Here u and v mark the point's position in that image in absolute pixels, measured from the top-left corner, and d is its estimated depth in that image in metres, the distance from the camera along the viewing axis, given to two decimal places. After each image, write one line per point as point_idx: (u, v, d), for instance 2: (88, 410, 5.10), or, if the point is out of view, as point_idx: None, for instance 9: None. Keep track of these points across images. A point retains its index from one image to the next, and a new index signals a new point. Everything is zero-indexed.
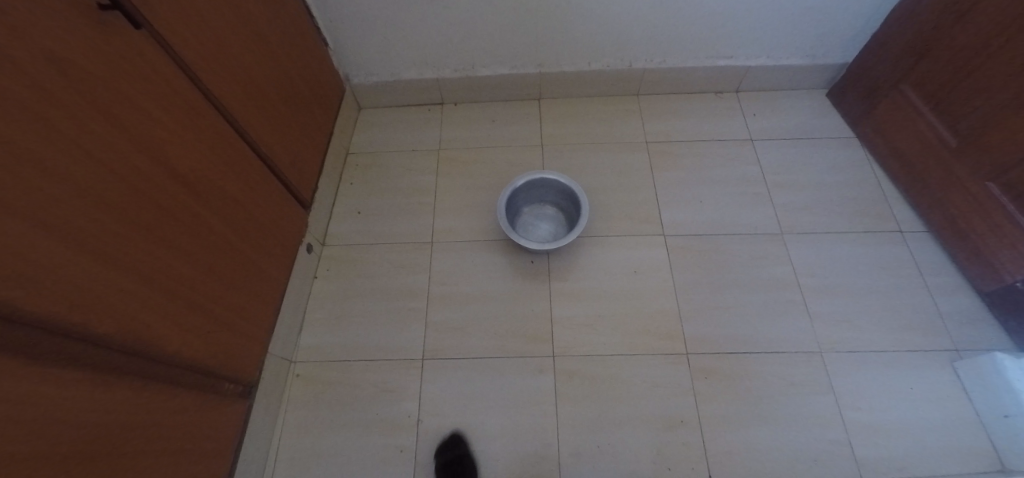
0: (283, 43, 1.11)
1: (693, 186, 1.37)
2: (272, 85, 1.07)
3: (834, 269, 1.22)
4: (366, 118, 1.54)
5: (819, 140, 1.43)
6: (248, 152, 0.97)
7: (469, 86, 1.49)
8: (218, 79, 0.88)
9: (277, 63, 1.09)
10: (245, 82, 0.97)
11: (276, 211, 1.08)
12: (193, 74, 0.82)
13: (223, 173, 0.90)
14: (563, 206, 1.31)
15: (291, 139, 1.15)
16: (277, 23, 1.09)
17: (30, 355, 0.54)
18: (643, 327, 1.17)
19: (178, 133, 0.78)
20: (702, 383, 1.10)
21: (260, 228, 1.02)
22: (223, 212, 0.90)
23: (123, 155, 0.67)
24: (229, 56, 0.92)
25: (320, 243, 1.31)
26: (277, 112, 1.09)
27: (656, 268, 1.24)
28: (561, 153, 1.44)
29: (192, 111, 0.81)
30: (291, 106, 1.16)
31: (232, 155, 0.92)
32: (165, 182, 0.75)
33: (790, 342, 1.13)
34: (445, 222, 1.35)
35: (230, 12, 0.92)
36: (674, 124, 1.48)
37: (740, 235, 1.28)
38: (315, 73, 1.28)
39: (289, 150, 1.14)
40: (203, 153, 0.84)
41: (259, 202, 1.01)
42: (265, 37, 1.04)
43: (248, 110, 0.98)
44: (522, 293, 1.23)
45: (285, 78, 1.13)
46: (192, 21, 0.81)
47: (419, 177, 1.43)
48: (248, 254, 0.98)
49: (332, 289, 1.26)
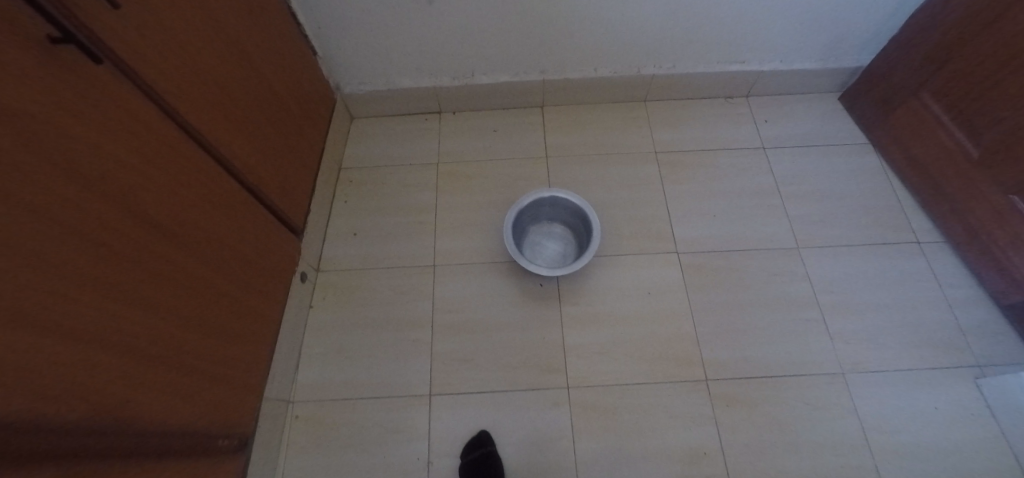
0: (267, 58, 1.01)
1: (705, 198, 1.32)
2: (257, 106, 0.97)
3: (853, 284, 1.18)
4: (358, 130, 1.45)
5: (832, 147, 1.38)
6: (232, 184, 0.88)
7: (467, 94, 1.41)
8: (196, 108, 0.79)
9: (261, 80, 0.99)
10: (226, 106, 0.87)
11: (266, 245, 0.99)
12: (167, 106, 0.72)
13: (206, 212, 0.81)
14: (572, 224, 1.24)
15: (280, 163, 1.06)
16: (259, 36, 0.98)
17: (15, 463, 0.46)
18: (659, 352, 1.11)
19: (151, 175, 0.69)
20: (723, 410, 1.05)
21: (250, 266, 0.93)
22: (209, 255, 0.81)
23: (89, 210, 0.58)
24: (207, 80, 0.82)
25: (314, 269, 1.23)
26: (263, 135, 1.00)
27: (671, 288, 1.19)
28: (566, 165, 1.37)
29: (167, 147, 0.72)
30: (278, 126, 1.06)
31: (215, 191, 0.83)
32: (140, 233, 0.67)
33: (812, 363, 1.09)
34: (446, 243, 1.27)
35: (206, 29, 0.81)
36: (683, 133, 1.42)
37: (756, 250, 1.23)
38: (303, 87, 1.17)
39: (277, 176, 1.05)
40: (182, 193, 0.75)
41: (247, 237, 0.92)
42: (247, 53, 0.94)
43: (231, 137, 0.89)
44: (532, 319, 1.16)
45: (270, 96, 1.03)
46: (161, 45, 0.71)
47: (417, 194, 1.34)
48: (238, 296, 0.90)
49: (330, 320, 1.18)
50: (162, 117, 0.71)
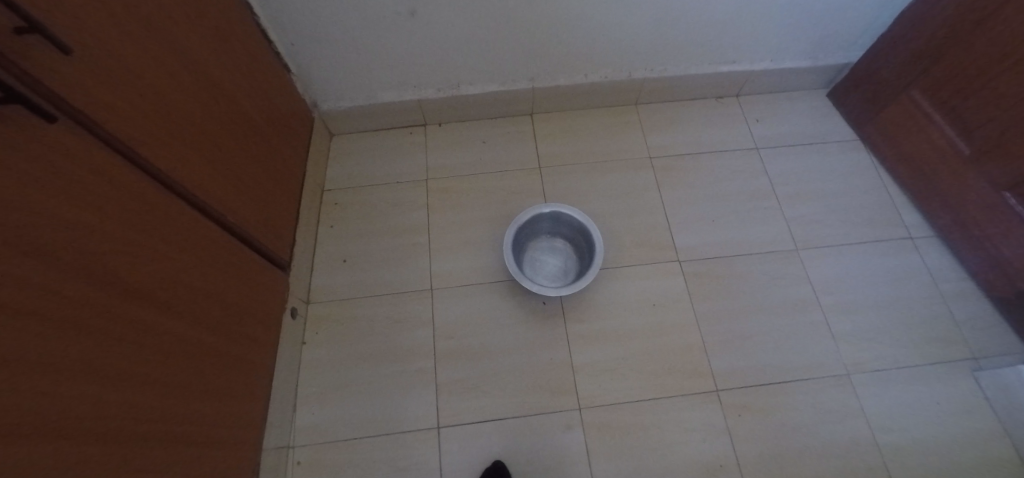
0: (240, 84, 0.93)
1: (702, 203, 1.30)
2: (234, 138, 0.90)
3: (852, 284, 1.19)
4: (340, 148, 1.37)
5: (823, 145, 1.39)
6: (214, 228, 0.81)
7: (454, 106, 1.34)
8: (171, 152, 0.71)
9: (237, 110, 0.91)
10: (202, 144, 0.79)
11: (253, 287, 0.92)
12: (138, 155, 0.65)
13: (189, 265, 0.74)
14: (573, 238, 1.21)
15: (262, 196, 0.98)
16: (230, 61, 0.90)
17: None
18: (669, 366, 1.10)
19: (126, 237, 0.62)
20: (736, 420, 1.04)
21: (239, 313, 0.87)
22: (195, 312, 0.74)
23: (58, 291, 0.51)
24: (180, 119, 0.74)
25: (304, 301, 1.16)
26: (244, 169, 0.92)
27: (675, 299, 1.17)
28: (561, 176, 1.33)
29: (140, 202, 0.65)
30: (259, 156, 0.98)
31: (197, 240, 0.76)
32: (120, 303, 0.60)
33: (818, 366, 1.09)
34: (442, 265, 1.22)
35: (174, 63, 0.73)
36: (676, 136, 1.40)
37: (757, 254, 1.23)
38: (280, 109, 1.09)
39: (261, 210, 0.97)
40: (161, 250, 0.68)
41: (234, 284, 0.85)
42: (219, 82, 0.86)
43: (211, 177, 0.81)
44: (538, 340, 1.13)
45: (248, 125, 0.95)
46: (126, 88, 0.63)
47: (407, 213, 1.28)
48: (229, 348, 0.83)
49: (325, 355, 1.12)
50: (132, 169, 0.64)
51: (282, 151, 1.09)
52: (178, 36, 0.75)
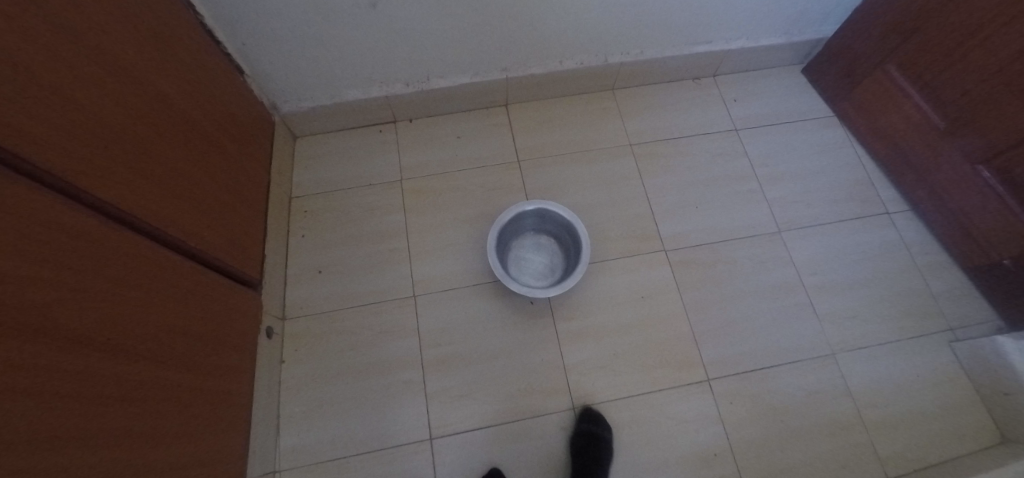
0: (188, 92, 0.84)
1: (685, 190, 1.28)
2: (189, 155, 0.82)
3: (833, 263, 1.21)
4: (305, 150, 1.29)
5: (800, 123, 1.38)
6: (174, 257, 0.75)
7: (424, 100, 1.28)
8: (117, 180, 0.64)
9: (189, 123, 0.83)
10: (151, 165, 0.72)
11: (223, 313, 0.86)
12: (79, 189, 0.58)
13: (148, 302, 0.67)
14: (558, 234, 1.18)
15: (225, 214, 0.92)
16: (175, 70, 0.81)
17: None
18: (660, 359, 1.09)
19: (75, 283, 0.55)
20: (728, 408, 1.05)
21: (208, 344, 0.81)
22: (160, 351, 0.69)
23: (13, 357, 0.46)
24: (125, 142, 0.67)
25: (280, 318, 1.10)
26: (200, 186, 0.84)
27: (663, 290, 1.16)
28: (541, 169, 1.29)
29: (87, 241, 0.58)
30: (217, 169, 0.91)
31: (154, 273, 0.70)
32: (75, 357, 0.54)
33: (804, 348, 1.11)
34: (424, 269, 1.17)
35: (110, 78, 0.65)
36: (656, 121, 1.37)
37: (740, 239, 1.22)
38: (236, 116, 1.01)
39: (225, 229, 0.91)
40: (114, 289, 0.62)
41: (199, 313, 0.79)
42: (165, 94, 0.78)
43: (165, 200, 0.74)
44: (527, 341, 1.10)
45: (201, 137, 0.87)
46: (61, 114, 0.56)
47: (383, 217, 1.22)
48: (200, 383, 0.78)
49: (307, 373, 1.07)
50: (72, 205, 0.57)
51: (243, 162, 1.01)
52: (113, 48, 0.67)
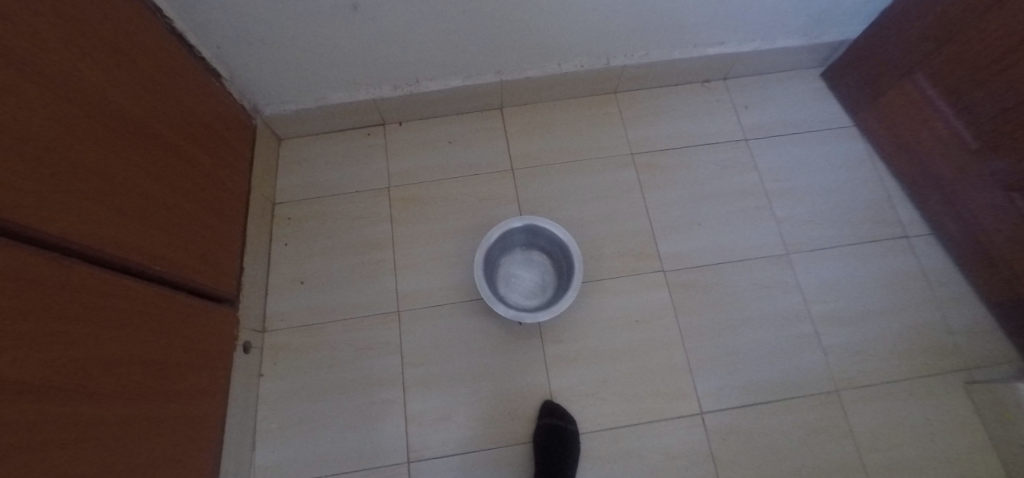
0: (162, 106, 0.80)
1: (688, 205, 1.21)
2: (163, 173, 0.78)
3: (842, 291, 1.13)
4: (291, 154, 1.24)
5: (818, 133, 1.28)
6: (142, 285, 0.71)
7: (414, 103, 1.21)
8: (80, 214, 0.60)
9: (163, 138, 0.78)
10: (121, 191, 0.68)
11: (196, 337, 0.83)
12: (38, 229, 0.54)
13: (110, 338, 0.64)
14: (550, 251, 1.12)
15: (202, 230, 0.87)
16: (144, 82, 0.76)
17: None
18: (651, 388, 1.05)
19: (31, 332, 0.52)
20: (721, 444, 1.01)
21: (179, 371, 0.78)
22: (125, 388, 0.66)
23: None
24: (91, 170, 0.63)
25: (260, 331, 1.07)
26: (177, 205, 0.80)
27: (658, 314, 1.10)
28: (535, 178, 1.22)
29: (43, 282, 0.55)
30: (196, 185, 0.87)
31: (118, 306, 0.66)
32: (35, 411, 0.51)
33: (805, 384, 1.06)
34: (408, 283, 1.13)
35: (76, 103, 0.61)
36: (660, 129, 1.28)
37: (743, 261, 1.15)
38: (214, 124, 0.96)
39: (200, 247, 0.87)
40: (73, 330, 0.58)
41: (169, 341, 0.76)
42: (138, 112, 0.73)
43: (135, 227, 0.70)
44: (513, 364, 1.06)
45: (179, 152, 0.82)
46: (21, 152, 0.52)
47: (369, 227, 1.18)
48: (170, 414, 0.75)
49: (285, 388, 1.04)
50: (23, 247, 0.53)
51: (222, 172, 0.97)
52: (75, 66, 0.61)
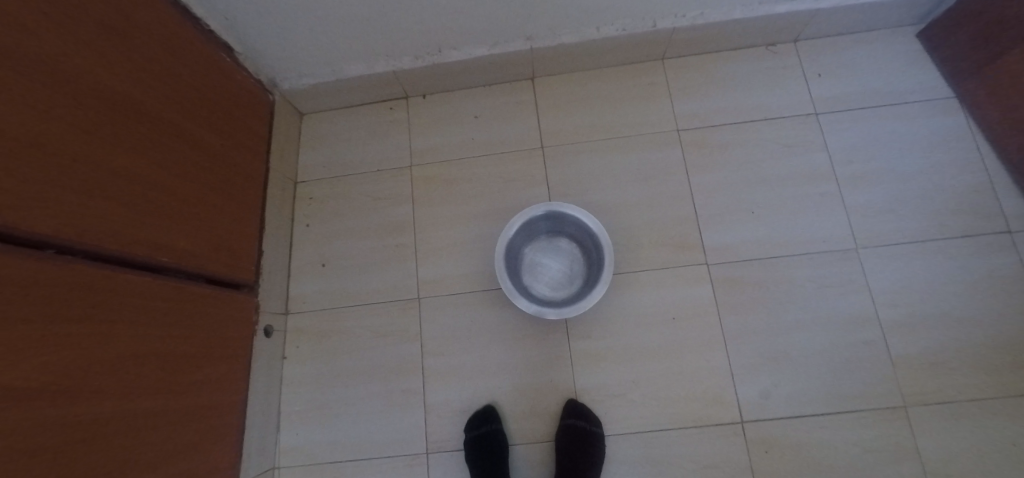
0: (167, 86, 0.75)
1: (740, 190, 1.07)
2: (169, 159, 0.73)
3: (920, 294, 0.98)
4: (312, 129, 1.19)
5: (907, 105, 1.08)
6: (154, 278, 0.69)
7: (437, 74, 1.12)
8: (85, 210, 0.57)
9: (166, 121, 0.74)
10: (129, 182, 0.64)
11: (211, 326, 0.81)
12: (38, 232, 0.51)
13: (127, 335, 0.62)
14: (580, 238, 1.03)
15: (213, 216, 0.84)
16: (145, 61, 0.70)
17: None
18: (687, 392, 0.96)
19: (42, 341, 0.50)
20: (762, 457, 0.93)
21: (197, 362, 0.77)
22: (143, 386, 0.64)
23: None
24: (97, 162, 0.59)
25: (282, 313, 1.06)
26: (186, 192, 0.77)
27: (699, 312, 1.00)
28: (568, 157, 1.12)
29: (50, 288, 0.52)
30: (206, 169, 0.83)
31: (129, 303, 0.63)
32: (57, 417, 0.51)
33: (863, 396, 0.95)
34: (430, 270, 1.08)
35: (75, 91, 0.56)
36: (713, 102, 1.13)
37: (800, 256, 1.03)
38: (221, 101, 0.90)
39: (212, 234, 0.84)
40: (86, 334, 0.56)
41: (185, 333, 0.74)
42: (141, 95, 0.68)
43: (143, 219, 0.67)
44: (537, 359, 1.00)
45: (187, 136, 0.78)
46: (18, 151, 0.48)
47: (390, 208, 1.12)
48: (191, 405, 0.74)
49: (307, 371, 1.04)
50: (25, 253, 0.50)
51: (233, 153, 0.92)
52: (69, 50, 0.56)
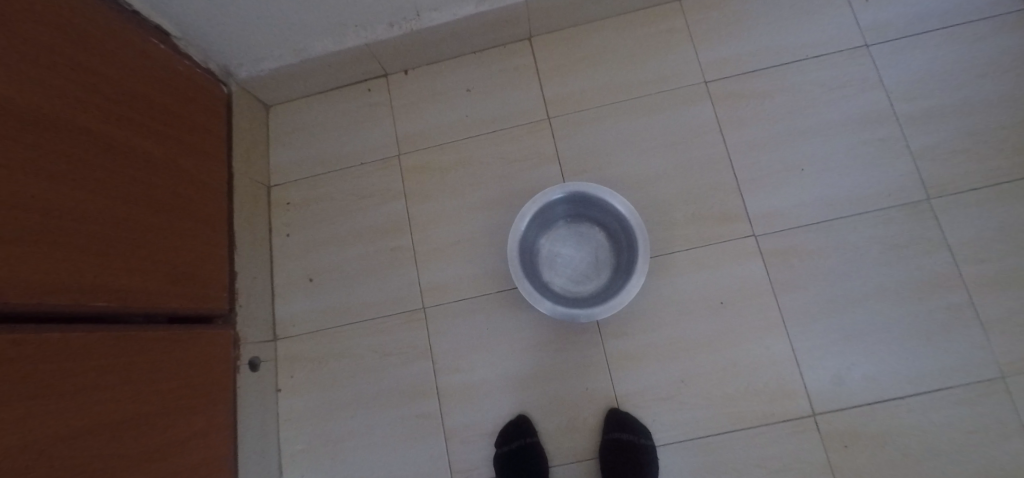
0: (87, 83, 0.58)
1: (785, 145, 0.91)
2: (98, 177, 0.57)
3: (1010, 246, 0.83)
4: (281, 124, 1.03)
5: (974, 24, 0.92)
6: (96, 332, 0.54)
7: (418, 44, 0.95)
8: None
9: (93, 130, 0.57)
10: (44, 214, 0.49)
11: (181, 375, 0.67)
12: None
13: (72, 412, 0.48)
14: (605, 221, 0.87)
15: (165, 241, 0.68)
16: (58, 55, 0.54)
17: None
18: (746, 387, 0.82)
19: None
20: (841, 453, 0.79)
21: (170, 422, 0.63)
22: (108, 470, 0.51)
23: None
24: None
25: (270, 340, 0.92)
26: (126, 216, 0.61)
27: (751, 292, 0.86)
28: (579, 127, 0.96)
29: None
30: (150, 184, 0.67)
31: (71, 369, 0.49)
32: None
33: (953, 370, 0.81)
34: (433, 273, 0.93)
35: None
36: (743, 45, 0.96)
37: (863, 214, 0.87)
38: (162, 97, 0.73)
39: (166, 264, 0.68)
40: (23, 423, 0.42)
41: (151, 390, 0.60)
42: (51, 98, 0.52)
43: (69, 259, 0.51)
44: (568, 365, 0.86)
45: (118, 145, 0.62)
46: None
47: (380, 206, 0.97)
48: (172, 474, 0.61)
49: (307, 404, 0.90)
50: None
51: (189, 161, 0.76)
52: None
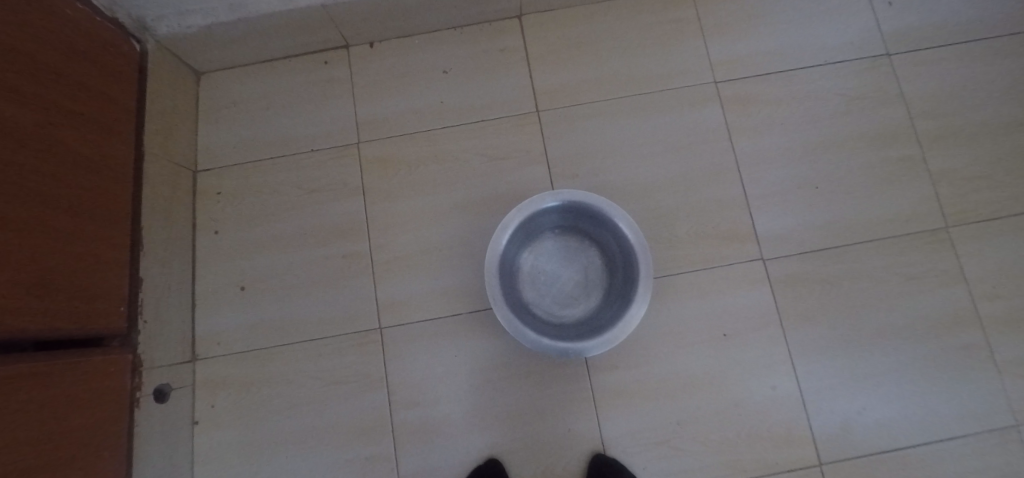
0: None
1: (799, 159, 0.81)
2: None
3: None
4: (214, 96, 0.85)
5: (997, 40, 0.85)
6: None
7: (388, 11, 0.79)
8: None
9: None
10: None
11: (57, 421, 0.50)
12: None
13: None
14: (598, 236, 0.76)
15: (46, 242, 0.51)
16: None
17: None
18: (747, 432, 0.72)
19: None
20: None
21: None
22: None
23: None
24: None
25: (187, 361, 0.75)
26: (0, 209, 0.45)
27: (758, 323, 0.75)
28: (571, 124, 0.83)
29: None
30: (31, 166, 0.50)
31: None
32: None
33: (970, 417, 0.72)
34: (393, 286, 0.78)
35: None
36: (757, 43, 0.86)
37: (880, 240, 0.78)
38: (54, 51, 0.55)
39: (46, 272, 0.51)
40: None
41: (10, 440, 0.43)
42: None
43: None
44: (548, 400, 0.74)
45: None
46: None
47: (333, 203, 0.81)
48: None
49: (229, 440, 0.74)
50: None
51: (83, 132, 0.58)
52: None
